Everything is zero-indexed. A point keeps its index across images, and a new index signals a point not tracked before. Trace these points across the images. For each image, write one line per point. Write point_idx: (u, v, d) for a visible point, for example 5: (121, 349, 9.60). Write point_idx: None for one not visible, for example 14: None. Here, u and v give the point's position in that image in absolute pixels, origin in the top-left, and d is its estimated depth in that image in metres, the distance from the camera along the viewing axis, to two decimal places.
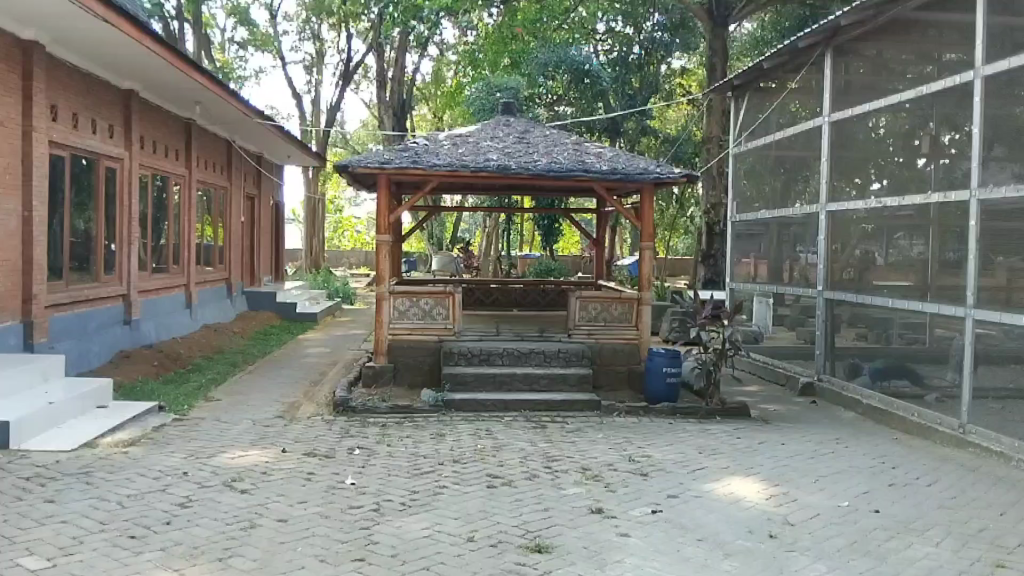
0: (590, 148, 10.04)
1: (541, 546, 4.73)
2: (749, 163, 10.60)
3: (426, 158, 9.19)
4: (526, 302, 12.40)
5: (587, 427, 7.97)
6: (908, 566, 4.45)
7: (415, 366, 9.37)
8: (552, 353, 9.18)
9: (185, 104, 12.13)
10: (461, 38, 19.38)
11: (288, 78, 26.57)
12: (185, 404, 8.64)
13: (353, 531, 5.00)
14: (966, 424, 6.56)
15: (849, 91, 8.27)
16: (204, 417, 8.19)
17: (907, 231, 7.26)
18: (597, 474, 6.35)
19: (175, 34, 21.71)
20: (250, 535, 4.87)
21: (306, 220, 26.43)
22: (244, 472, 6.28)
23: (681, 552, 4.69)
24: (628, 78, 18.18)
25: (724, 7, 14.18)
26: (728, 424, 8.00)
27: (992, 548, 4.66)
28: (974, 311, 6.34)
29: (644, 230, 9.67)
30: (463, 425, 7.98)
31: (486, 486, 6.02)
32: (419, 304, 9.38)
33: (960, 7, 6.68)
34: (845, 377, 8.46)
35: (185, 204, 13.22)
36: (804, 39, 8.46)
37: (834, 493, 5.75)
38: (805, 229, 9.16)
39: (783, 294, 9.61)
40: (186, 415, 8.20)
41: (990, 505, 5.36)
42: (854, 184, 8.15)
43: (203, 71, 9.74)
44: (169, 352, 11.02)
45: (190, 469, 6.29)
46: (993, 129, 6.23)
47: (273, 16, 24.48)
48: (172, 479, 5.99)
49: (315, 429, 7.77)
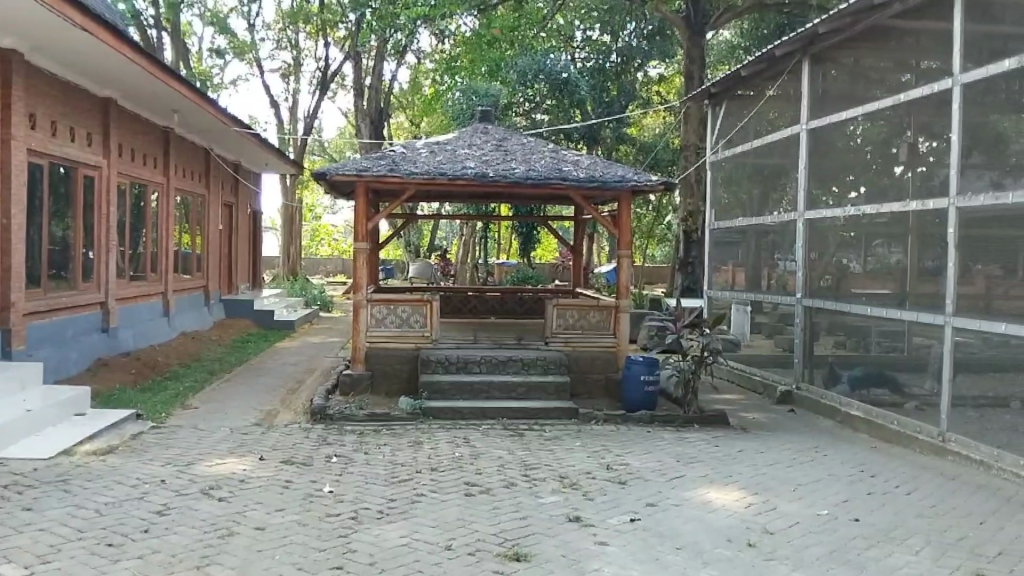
0: (568, 156, 10.04)
1: (520, 554, 4.69)
2: (726, 171, 10.65)
3: (404, 166, 9.13)
4: (503, 309, 12.37)
5: (565, 435, 7.94)
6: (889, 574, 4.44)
7: (392, 374, 9.29)
8: (529, 361, 9.14)
9: (165, 112, 12.00)
10: (438, 47, 19.35)
11: (265, 87, 26.40)
12: (162, 412, 8.50)
13: (331, 539, 4.92)
14: (945, 432, 6.59)
15: (826, 99, 8.32)
16: (182, 425, 8.06)
17: (885, 239, 7.31)
18: (576, 483, 6.31)
19: (153, 42, 21.47)
20: (228, 543, 4.78)
21: (284, 227, 26.24)
22: (222, 480, 6.19)
23: (661, 561, 4.66)
24: (606, 86, 18.18)
25: (701, 14, 14.28)
26: (707, 432, 8.00)
27: (972, 558, 4.67)
28: (952, 319, 6.39)
29: (621, 237, 9.66)
30: (441, 433, 7.92)
31: (464, 494, 5.96)
32: (396, 312, 9.33)
33: (937, 15, 6.75)
34: (823, 385, 8.49)
35: (164, 212, 13.06)
36: (782, 47, 8.50)
37: (814, 502, 5.75)
38: (782, 237, 9.20)
39: (761, 302, 9.65)
40: (164, 423, 8.07)
41: (970, 514, 5.37)
42: (832, 193, 8.20)
43: (183, 80, 9.68)
44: (147, 360, 10.85)
45: (167, 477, 6.18)
46: (971, 137, 6.29)
47: (251, 25, 24.30)
48: (149, 487, 5.87)
49: (292, 437, 7.67)
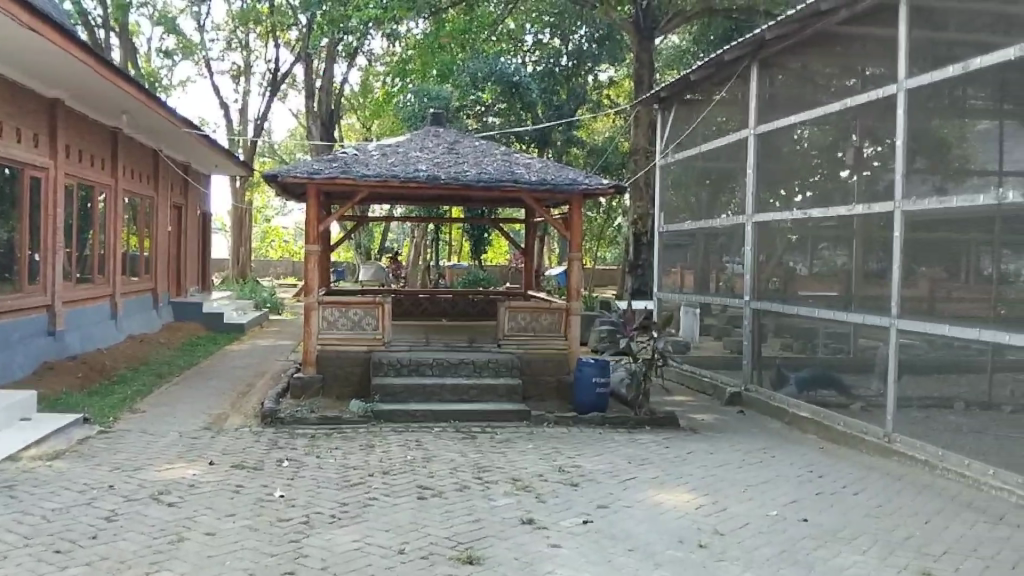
0: (521, 159, 9.99)
1: (473, 557, 4.61)
2: (675, 175, 10.71)
3: (356, 168, 8.98)
4: (455, 312, 12.26)
5: (517, 437, 7.88)
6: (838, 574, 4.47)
7: (343, 377, 9.13)
8: (482, 364, 9.06)
9: (113, 112, 11.66)
10: (389, 50, 19.17)
11: (214, 88, 25.89)
12: (110, 416, 8.22)
13: (282, 544, 4.78)
14: (891, 433, 6.68)
15: (774, 104, 8.41)
16: (131, 429, 7.80)
17: (831, 241, 7.41)
18: (528, 485, 6.25)
19: (101, 42, 20.90)
20: (178, 549, 4.61)
21: (234, 228, 25.75)
22: (171, 484, 5.99)
23: (614, 562, 4.63)
24: (555, 89, 18.16)
25: (650, 20, 14.32)
26: (658, 434, 8.01)
27: (919, 557, 4.72)
28: (897, 321, 6.49)
29: (573, 240, 9.64)
30: (393, 436, 7.80)
31: (417, 497, 5.86)
32: (348, 314, 9.17)
33: (882, 21, 6.85)
34: (771, 386, 8.56)
35: (112, 213, 12.67)
36: (731, 52, 8.56)
37: (764, 502, 5.78)
38: (730, 240, 9.28)
39: (710, 304, 9.72)
40: (112, 427, 7.81)
41: (917, 513, 5.44)
42: (779, 196, 8.29)
43: (134, 82, 9.42)
44: (94, 363, 10.50)
45: (117, 481, 5.96)
46: (915, 142, 6.39)
47: (200, 25, 23.79)
48: (98, 492, 5.66)
49: (242, 441, 7.47)
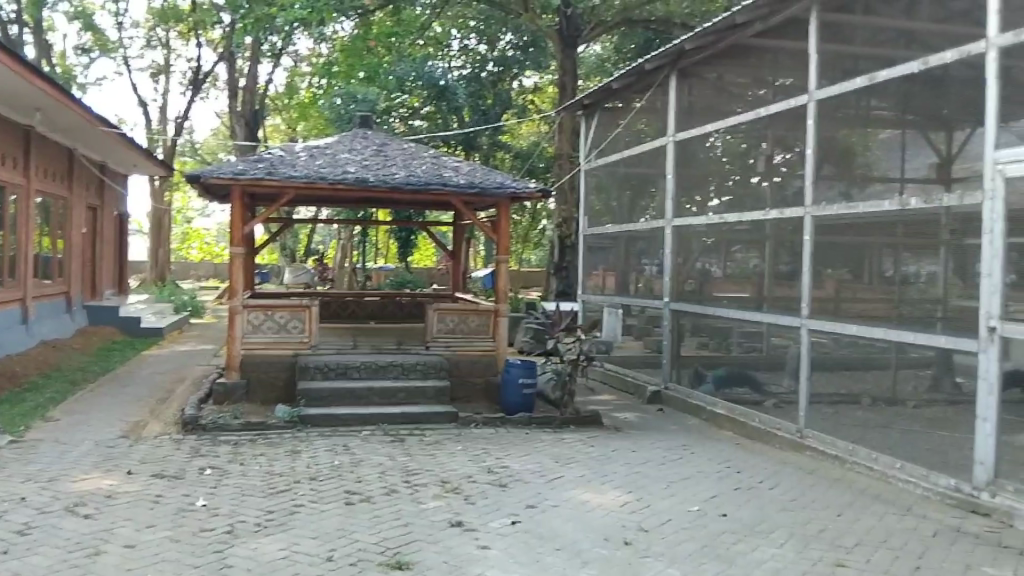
0: (449, 162, 10.06)
1: (402, 563, 4.65)
2: (597, 180, 10.96)
3: (281, 169, 8.91)
4: (383, 315, 12.25)
5: (445, 439, 7.94)
6: (756, 567, 4.67)
7: (268, 382, 9.03)
8: (410, 366, 9.08)
9: (25, 110, 11.24)
10: (315, 50, 19.01)
11: (132, 86, 25.17)
12: (20, 426, 7.94)
13: (205, 555, 4.73)
14: (803, 428, 6.98)
15: (692, 112, 8.69)
16: (43, 439, 7.56)
17: (743, 245, 7.71)
18: (457, 487, 6.31)
19: (12, 38, 20.10)
20: (96, 563, 4.53)
21: (153, 230, 25.06)
22: (87, 496, 5.84)
23: (542, 562, 4.74)
24: (483, 93, 18.34)
25: (573, 28, 14.60)
26: (582, 433, 8.18)
27: (832, 549, 4.96)
28: (807, 322, 6.81)
29: (501, 242, 9.76)
30: (319, 441, 7.76)
31: (344, 503, 5.86)
32: (273, 317, 9.08)
33: (793, 35, 7.17)
34: (690, 385, 8.83)
35: (23, 215, 12.20)
36: (651, 61, 8.80)
37: (685, 498, 5.99)
38: (650, 243, 9.54)
39: (630, 305, 9.97)
40: (23, 437, 7.54)
41: (828, 506, 5.71)
42: (695, 201, 8.58)
43: (47, 79, 9.12)
44: (5, 370, 10.10)
45: (29, 494, 5.78)
46: (823, 150, 6.72)
47: (117, 21, 23.10)
48: (9, 506, 5.49)
49: (161, 449, 7.32)
